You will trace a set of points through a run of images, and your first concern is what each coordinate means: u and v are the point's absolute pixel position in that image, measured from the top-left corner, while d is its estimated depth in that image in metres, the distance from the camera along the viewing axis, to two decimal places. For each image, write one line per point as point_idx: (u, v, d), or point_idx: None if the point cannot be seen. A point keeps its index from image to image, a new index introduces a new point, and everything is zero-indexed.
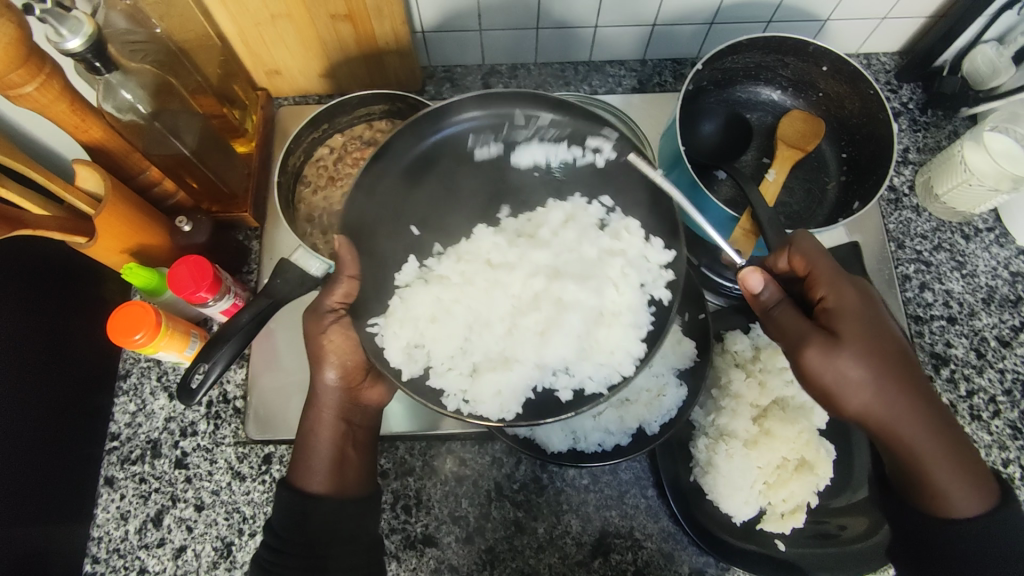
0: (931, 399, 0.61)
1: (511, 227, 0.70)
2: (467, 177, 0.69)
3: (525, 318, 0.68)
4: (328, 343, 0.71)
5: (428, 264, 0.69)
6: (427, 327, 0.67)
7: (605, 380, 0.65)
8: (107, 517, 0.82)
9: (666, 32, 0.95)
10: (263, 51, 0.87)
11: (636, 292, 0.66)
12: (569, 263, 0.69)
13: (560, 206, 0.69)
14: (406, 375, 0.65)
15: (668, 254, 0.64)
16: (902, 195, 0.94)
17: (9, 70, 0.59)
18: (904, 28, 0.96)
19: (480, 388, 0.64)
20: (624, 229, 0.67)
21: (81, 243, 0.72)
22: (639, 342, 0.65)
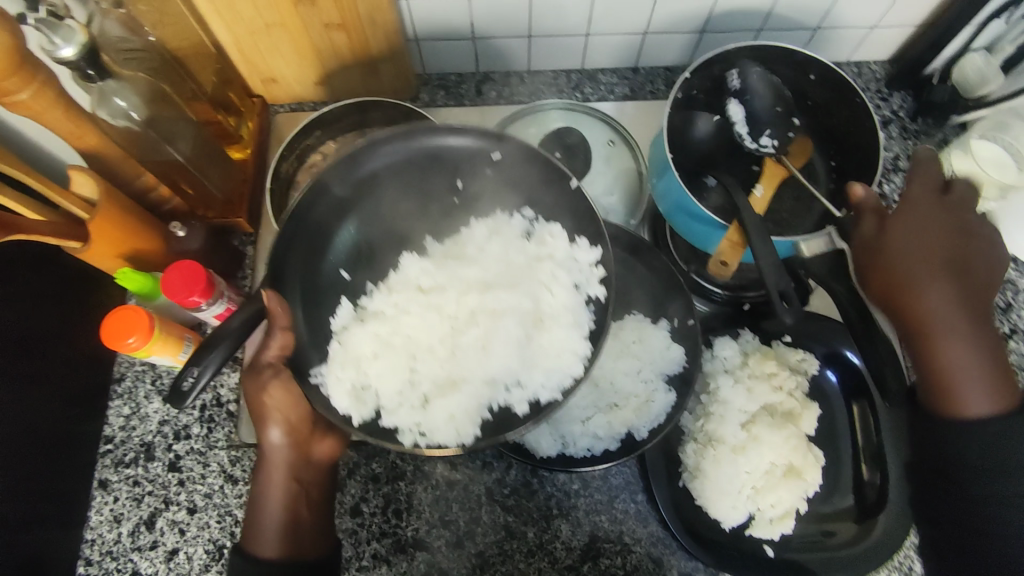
0: (979, 322, 0.67)
1: (438, 253, 0.71)
2: (389, 208, 0.68)
3: (465, 336, 0.70)
4: (269, 402, 0.70)
5: (361, 303, 0.69)
6: (370, 365, 0.67)
7: (557, 383, 0.66)
8: (101, 519, 0.83)
9: (657, 40, 0.96)
10: (259, 60, 0.89)
11: (572, 294, 0.68)
12: (500, 278, 0.71)
13: (483, 222, 0.70)
14: (355, 420, 0.64)
15: (596, 252, 0.66)
16: (892, 202, 0.95)
17: (4, 77, 0.60)
18: (894, 37, 0.97)
19: (432, 418, 0.66)
20: (548, 235, 0.69)
21: (76, 248, 0.73)
22: (583, 341, 0.66)
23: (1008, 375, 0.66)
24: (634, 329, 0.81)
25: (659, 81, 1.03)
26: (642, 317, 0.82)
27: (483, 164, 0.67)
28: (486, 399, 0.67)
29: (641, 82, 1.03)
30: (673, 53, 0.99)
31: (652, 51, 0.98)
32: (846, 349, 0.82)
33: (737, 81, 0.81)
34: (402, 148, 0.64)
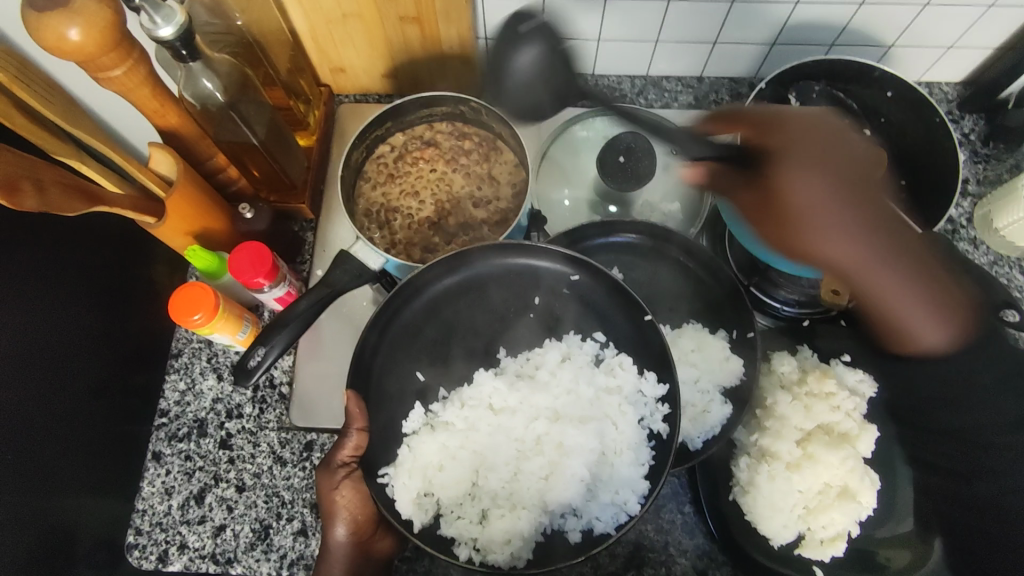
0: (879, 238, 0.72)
1: (511, 368, 0.75)
2: (470, 314, 0.75)
3: (530, 463, 0.73)
4: (339, 501, 0.74)
5: (433, 410, 0.74)
6: (435, 475, 0.72)
7: (613, 518, 0.70)
8: (153, 491, 0.84)
9: (727, 50, 0.95)
10: (332, 48, 0.90)
11: (635, 429, 0.72)
12: (569, 406, 0.74)
13: (557, 345, 0.75)
14: (417, 527, 0.70)
15: (663, 388, 0.71)
16: (960, 226, 0.93)
17: (102, 55, 0.61)
18: (969, 58, 0.95)
19: (489, 536, 0.70)
20: (618, 365, 0.73)
21: (150, 223, 0.75)
22: (641, 480, 0.70)
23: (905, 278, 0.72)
24: (692, 338, 0.80)
25: (724, 90, 1.02)
26: (700, 325, 0.82)
27: (561, 286, 0.75)
28: (543, 524, 0.71)
29: (705, 91, 1.02)
30: (741, 64, 0.99)
31: (719, 61, 0.98)
32: None
33: (797, 101, 0.82)
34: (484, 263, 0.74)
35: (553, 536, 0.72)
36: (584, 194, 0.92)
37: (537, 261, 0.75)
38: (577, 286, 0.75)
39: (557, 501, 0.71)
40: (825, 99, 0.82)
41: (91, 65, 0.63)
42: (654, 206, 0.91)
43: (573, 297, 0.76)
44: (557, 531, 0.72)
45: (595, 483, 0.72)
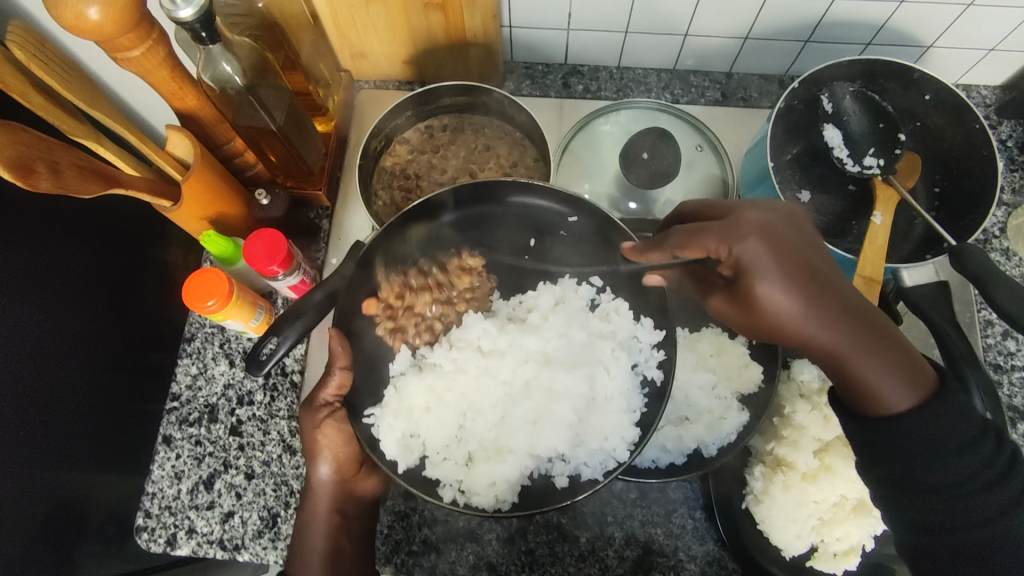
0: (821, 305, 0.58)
1: (502, 312, 0.76)
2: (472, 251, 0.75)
3: (518, 408, 0.73)
4: (321, 440, 0.74)
5: (421, 353, 0.75)
6: (422, 418, 0.72)
7: (601, 464, 0.70)
8: (163, 474, 0.84)
9: (758, 46, 0.92)
10: (353, 33, 0.88)
11: (628, 376, 0.72)
12: (560, 352, 0.75)
13: (550, 290, 0.76)
14: (402, 467, 0.70)
15: (657, 334, 0.72)
16: (992, 236, 0.89)
17: (121, 35, 0.60)
18: (1011, 61, 0.91)
19: (474, 479, 0.70)
20: (613, 310, 0.74)
21: (166, 207, 0.74)
22: (631, 426, 0.70)
23: (904, 355, 0.58)
24: (711, 342, 0.79)
25: (752, 87, 0.99)
26: (720, 330, 0.80)
27: (558, 227, 0.76)
28: (529, 469, 0.71)
29: (734, 88, 0.99)
30: (772, 61, 0.96)
31: (750, 56, 0.95)
32: None
33: (828, 104, 0.81)
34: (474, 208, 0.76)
35: (540, 481, 0.72)
36: (605, 188, 0.91)
37: (534, 200, 0.75)
38: (572, 228, 0.76)
39: (546, 446, 0.71)
40: (858, 102, 0.80)
41: (110, 45, 0.62)
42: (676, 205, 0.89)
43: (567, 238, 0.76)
44: (544, 478, 0.72)
45: (583, 430, 0.72)
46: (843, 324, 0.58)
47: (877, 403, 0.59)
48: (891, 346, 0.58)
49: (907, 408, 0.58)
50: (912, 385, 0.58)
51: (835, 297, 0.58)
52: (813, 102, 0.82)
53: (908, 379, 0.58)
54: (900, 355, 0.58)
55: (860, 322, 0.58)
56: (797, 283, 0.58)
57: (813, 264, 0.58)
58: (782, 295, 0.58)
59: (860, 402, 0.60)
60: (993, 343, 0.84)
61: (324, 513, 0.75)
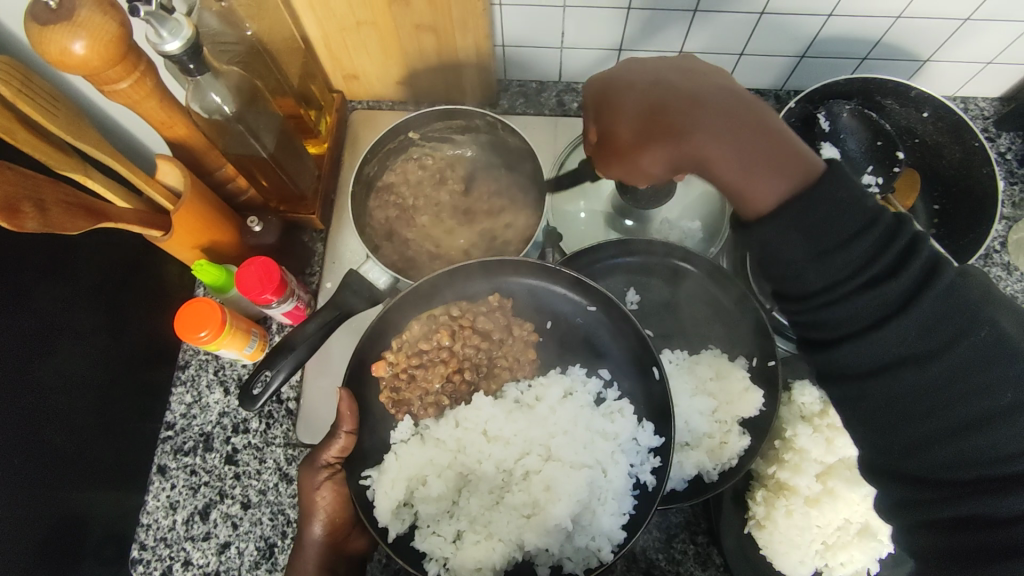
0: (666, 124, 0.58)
1: (511, 395, 0.73)
2: (497, 325, 0.72)
3: (513, 496, 0.71)
4: (316, 497, 0.72)
5: (424, 424, 0.72)
6: (417, 488, 0.70)
7: (584, 562, 0.68)
8: (157, 505, 0.83)
9: (754, 61, 0.91)
10: (345, 56, 0.88)
11: (625, 478, 0.70)
12: (561, 446, 0.72)
13: (560, 380, 0.73)
14: (391, 536, 0.68)
15: (657, 439, 0.69)
16: (993, 250, 0.88)
17: (109, 68, 0.60)
18: (1009, 74, 0.90)
19: (461, 558, 0.68)
20: (618, 411, 0.71)
21: (157, 237, 0.73)
22: (620, 529, 0.68)
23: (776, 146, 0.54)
24: (710, 365, 0.78)
25: None
26: (719, 351, 0.80)
27: (576, 314, 0.73)
28: (516, 556, 0.69)
29: None
30: (768, 76, 0.95)
31: (745, 72, 0.94)
32: None
33: (827, 121, 0.79)
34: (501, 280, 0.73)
35: (524, 566, 0.70)
36: (601, 207, 0.90)
37: (556, 287, 0.73)
38: (590, 317, 0.73)
39: (534, 542, 0.69)
40: (856, 117, 0.79)
41: (98, 79, 0.61)
42: (673, 223, 0.88)
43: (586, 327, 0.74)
44: (528, 563, 0.70)
45: (573, 526, 0.70)
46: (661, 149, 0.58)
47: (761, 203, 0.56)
48: (756, 133, 0.55)
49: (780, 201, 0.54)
50: (784, 172, 0.54)
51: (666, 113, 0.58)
52: (810, 120, 0.80)
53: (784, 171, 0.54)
54: (757, 150, 0.55)
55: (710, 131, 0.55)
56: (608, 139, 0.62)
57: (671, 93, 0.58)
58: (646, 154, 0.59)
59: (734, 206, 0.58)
60: None
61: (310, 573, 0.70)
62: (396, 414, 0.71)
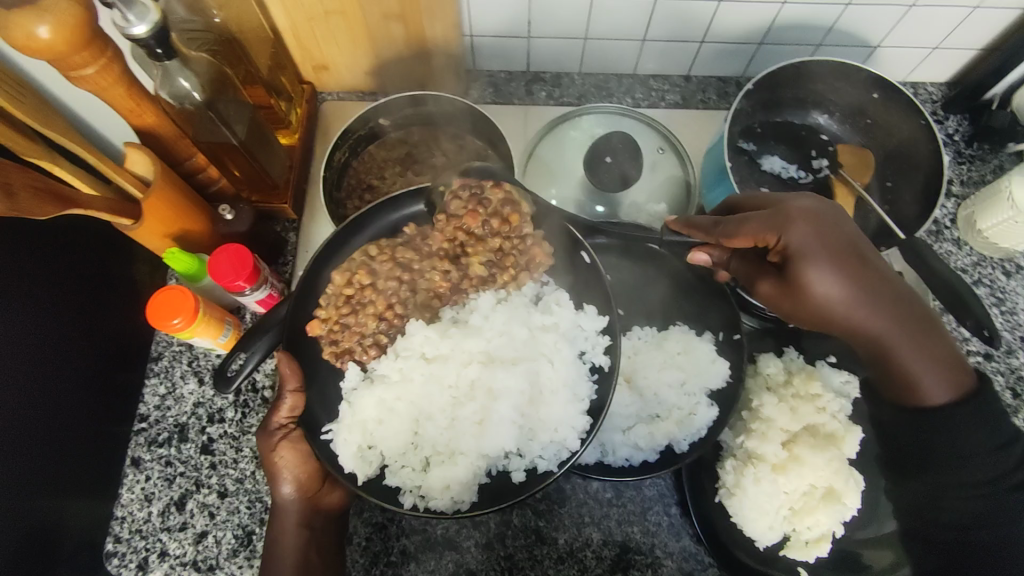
0: (878, 278, 0.61)
1: (446, 317, 0.74)
2: (420, 254, 0.74)
3: (464, 409, 0.71)
4: (278, 460, 0.73)
5: (370, 367, 0.72)
6: (376, 429, 0.71)
7: (555, 456, 0.70)
8: (132, 497, 0.83)
9: (714, 49, 0.95)
10: (314, 46, 0.88)
11: (575, 365, 0.72)
12: (502, 351, 0.72)
13: (491, 292, 0.74)
14: (360, 480, 0.69)
15: (603, 320, 0.72)
16: (944, 227, 0.93)
17: (74, 53, 0.60)
18: (953, 60, 0.95)
19: (431, 483, 0.69)
20: (555, 302, 0.73)
21: (126, 225, 0.73)
22: (581, 415, 0.70)
23: (957, 358, 0.66)
24: (678, 340, 0.81)
25: (711, 90, 1.01)
26: (687, 328, 0.82)
27: None
28: (484, 467, 0.71)
29: (692, 91, 1.01)
30: (728, 63, 0.98)
31: (706, 60, 0.97)
32: None
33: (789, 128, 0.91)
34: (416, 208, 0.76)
35: (499, 477, 0.72)
36: (572, 193, 0.90)
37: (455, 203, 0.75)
38: None
39: (497, 447, 0.70)
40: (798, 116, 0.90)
41: (63, 64, 0.61)
42: (641, 206, 0.90)
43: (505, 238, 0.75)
44: (502, 473, 0.72)
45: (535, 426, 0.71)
46: (882, 310, 0.61)
47: (920, 394, 0.66)
48: (924, 342, 0.64)
49: (947, 404, 0.66)
50: (953, 380, 0.65)
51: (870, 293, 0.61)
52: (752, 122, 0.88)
53: (951, 375, 0.65)
54: (949, 359, 0.65)
55: (910, 320, 0.63)
56: (846, 271, 0.60)
57: (864, 253, 0.61)
58: (834, 283, 0.60)
59: (905, 393, 0.67)
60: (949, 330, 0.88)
61: (292, 530, 0.72)
62: (340, 366, 0.72)
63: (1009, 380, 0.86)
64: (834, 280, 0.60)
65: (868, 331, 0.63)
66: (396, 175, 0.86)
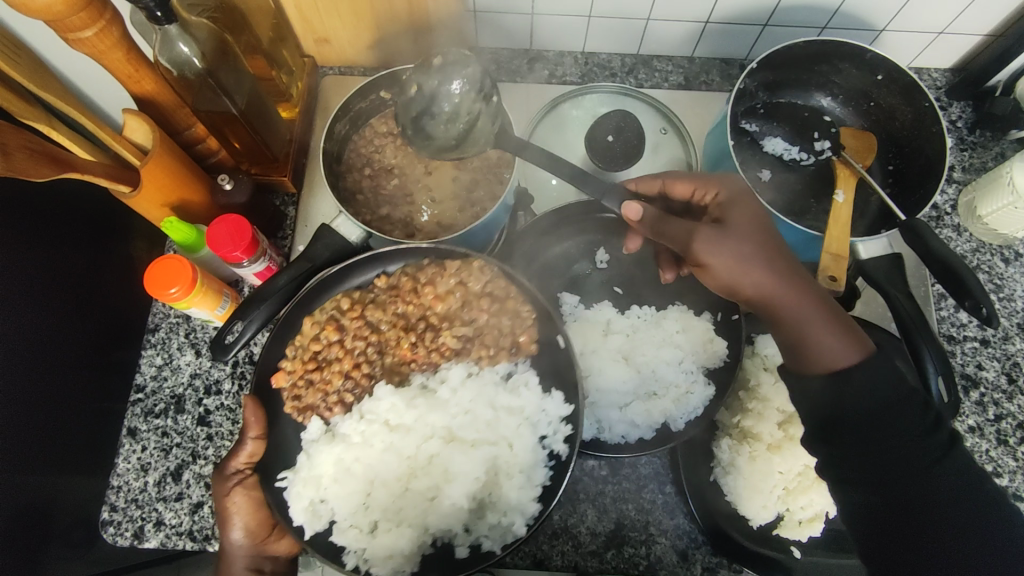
0: (783, 253, 0.63)
1: (415, 384, 0.72)
2: (389, 314, 0.72)
3: (417, 483, 0.71)
4: (231, 508, 0.73)
5: (332, 423, 0.71)
6: (329, 486, 0.69)
7: (501, 539, 0.67)
8: (128, 467, 0.83)
9: (719, 30, 0.94)
10: (315, 19, 0.88)
11: (533, 451, 0.70)
12: (464, 427, 0.71)
13: (462, 366, 0.72)
14: (309, 534, 0.68)
15: (566, 408, 0.69)
16: (944, 213, 0.93)
17: (72, 13, 0.59)
18: (959, 45, 0.94)
19: (376, 547, 0.68)
20: (524, 384, 0.71)
21: (125, 192, 0.72)
22: (532, 501, 0.68)
23: (848, 326, 0.61)
24: (677, 320, 0.81)
25: (714, 71, 1.01)
26: (685, 308, 0.82)
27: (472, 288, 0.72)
28: (429, 540, 0.69)
29: (696, 72, 1.01)
30: (733, 45, 0.97)
31: (711, 41, 0.97)
32: None
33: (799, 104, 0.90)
34: (379, 262, 0.74)
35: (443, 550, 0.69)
36: None
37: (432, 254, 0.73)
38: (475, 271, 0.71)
39: (439, 524, 0.69)
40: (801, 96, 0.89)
41: (61, 25, 0.60)
42: None
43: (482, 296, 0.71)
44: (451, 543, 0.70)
45: (486, 504, 0.70)
46: (787, 280, 0.61)
47: (819, 361, 0.60)
48: (836, 318, 0.61)
49: (853, 364, 0.59)
50: (849, 345, 0.60)
51: (773, 264, 0.62)
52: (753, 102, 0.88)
53: (849, 339, 0.60)
54: (845, 323, 0.61)
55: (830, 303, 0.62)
56: (750, 234, 0.64)
57: (768, 230, 0.64)
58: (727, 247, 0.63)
59: (797, 359, 0.62)
60: (946, 316, 0.88)
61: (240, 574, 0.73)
62: (302, 420, 0.71)
63: (1005, 366, 0.86)
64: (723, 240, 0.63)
65: (786, 302, 0.61)
66: (395, 149, 0.85)
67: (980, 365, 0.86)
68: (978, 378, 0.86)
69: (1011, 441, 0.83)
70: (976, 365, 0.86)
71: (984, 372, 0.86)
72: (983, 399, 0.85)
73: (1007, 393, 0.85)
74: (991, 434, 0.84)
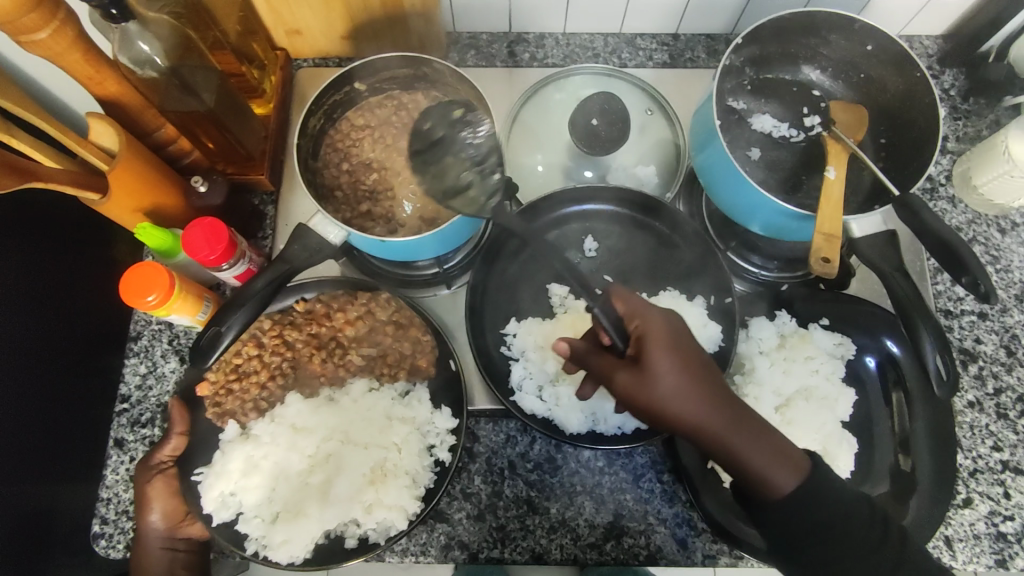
0: (709, 370, 0.59)
1: (321, 394, 0.80)
2: (302, 334, 0.80)
3: (314, 476, 0.77)
4: (149, 495, 0.74)
5: (247, 425, 0.79)
6: (240, 480, 0.76)
7: (384, 530, 0.74)
8: (117, 479, 0.81)
9: (703, 5, 0.91)
10: (285, 9, 0.85)
11: (419, 457, 0.77)
12: (358, 431, 0.78)
13: (365, 379, 0.80)
14: (217, 520, 0.75)
15: (452, 421, 0.77)
16: (938, 184, 0.91)
17: (23, 14, 0.57)
18: (950, 11, 0.92)
19: (273, 535, 0.74)
20: (416, 398, 0.79)
21: (93, 200, 0.70)
22: (413, 500, 0.74)
23: (784, 442, 0.58)
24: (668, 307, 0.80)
25: (699, 48, 0.98)
26: (678, 292, 0.81)
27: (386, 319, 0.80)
28: (325, 530, 0.75)
29: (681, 49, 0.98)
30: (718, 19, 0.94)
31: (695, 16, 0.94)
32: (886, 338, 0.80)
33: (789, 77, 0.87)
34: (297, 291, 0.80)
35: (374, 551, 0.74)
36: (559, 159, 0.89)
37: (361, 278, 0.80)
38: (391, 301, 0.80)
39: (334, 515, 0.75)
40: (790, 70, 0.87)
41: (12, 27, 0.58)
42: (628, 170, 0.88)
43: (391, 325, 0.80)
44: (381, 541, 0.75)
45: None
46: (719, 414, 0.57)
47: (768, 486, 0.57)
48: (769, 439, 0.58)
49: (793, 491, 0.57)
50: (787, 464, 0.57)
51: (705, 399, 0.57)
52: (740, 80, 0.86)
53: (786, 459, 0.57)
54: (780, 445, 0.58)
55: (758, 425, 0.58)
56: (691, 377, 0.58)
57: (701, 365, 0.59)
58: (667, 376, 0.58)
59: (753, 492, 0.58)
60: (943, 290, 0.86)
61: (157, 555, 0.73)
62: (221, 424, 0.79)
63: (1003, 338, 0.85)
64: (668, 375, 0.58)
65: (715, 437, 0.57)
66: (372, 142, 0.83)
67: (978, 339, 0.85)
68: (976, 352, 0.84)
69: (1011, 415, 0.82)
70: (974, 339, 0.85)
71: (983, 346, 0.84)
72: (982, 373, 0.83)
73: (1006, 365, 0.84)
74: (990, 409, 0.82)
